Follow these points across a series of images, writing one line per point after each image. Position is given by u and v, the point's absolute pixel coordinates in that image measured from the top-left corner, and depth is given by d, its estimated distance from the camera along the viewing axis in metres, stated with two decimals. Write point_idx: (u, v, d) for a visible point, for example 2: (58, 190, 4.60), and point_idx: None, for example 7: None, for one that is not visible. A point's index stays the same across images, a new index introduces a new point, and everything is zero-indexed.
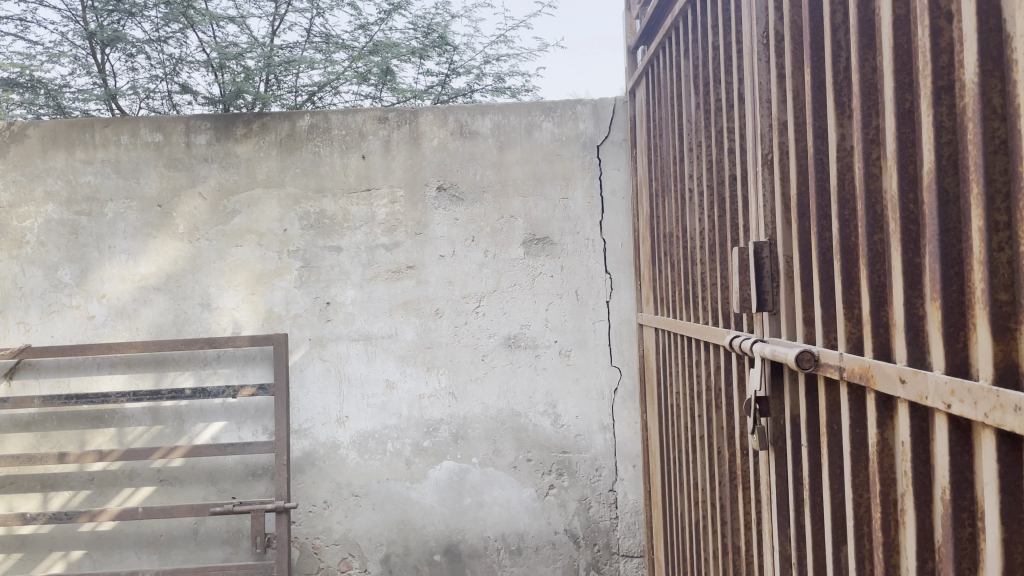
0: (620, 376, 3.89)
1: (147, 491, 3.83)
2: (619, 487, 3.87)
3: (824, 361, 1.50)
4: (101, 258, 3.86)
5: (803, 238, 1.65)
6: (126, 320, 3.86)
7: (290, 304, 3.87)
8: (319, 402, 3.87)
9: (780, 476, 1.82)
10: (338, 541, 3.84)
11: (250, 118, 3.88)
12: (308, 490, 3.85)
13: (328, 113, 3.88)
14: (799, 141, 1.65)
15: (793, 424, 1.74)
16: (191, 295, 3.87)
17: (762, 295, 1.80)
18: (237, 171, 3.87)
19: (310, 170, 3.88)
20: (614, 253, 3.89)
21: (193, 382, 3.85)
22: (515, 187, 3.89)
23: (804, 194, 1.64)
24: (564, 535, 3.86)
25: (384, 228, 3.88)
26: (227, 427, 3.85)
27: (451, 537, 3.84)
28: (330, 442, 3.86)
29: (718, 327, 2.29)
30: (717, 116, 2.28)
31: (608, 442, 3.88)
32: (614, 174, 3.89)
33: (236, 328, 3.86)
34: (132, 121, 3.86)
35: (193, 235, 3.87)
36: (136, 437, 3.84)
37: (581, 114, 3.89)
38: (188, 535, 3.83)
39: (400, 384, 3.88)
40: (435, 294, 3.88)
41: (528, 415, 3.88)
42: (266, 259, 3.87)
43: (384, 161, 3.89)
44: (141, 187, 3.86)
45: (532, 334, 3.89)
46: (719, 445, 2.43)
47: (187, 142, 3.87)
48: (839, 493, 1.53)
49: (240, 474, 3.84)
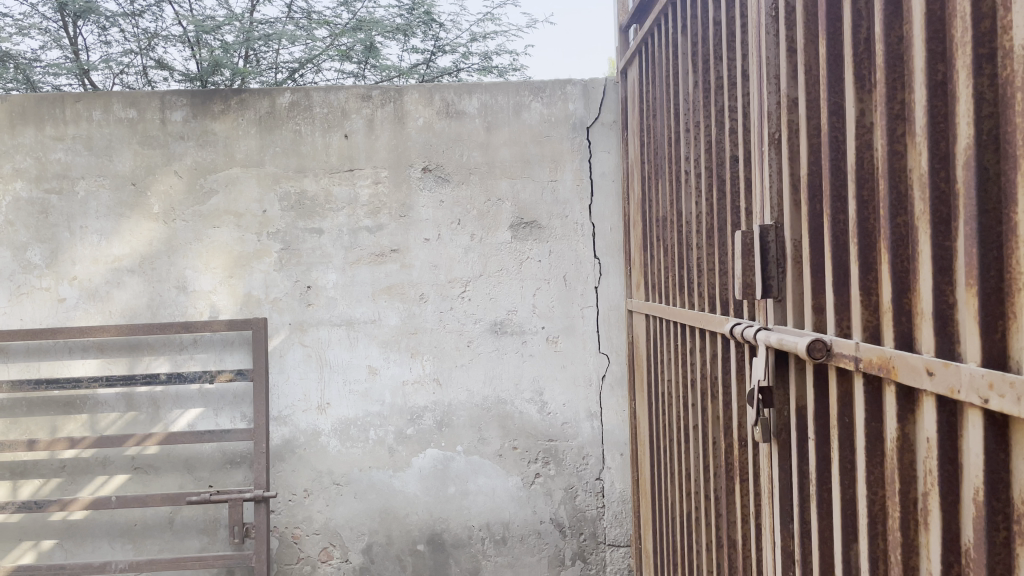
0: (608, 363, 3.82)
1: (121, 480, 3.71)
2: (606, 476, 3.81)
3: (838, 351, 1.42)
4: (73, 238, 3.72)
5: (814, 221, 1.57)
6: (98, 303, 3.72)
7: (270, 288, 3.75)
8: (300, 388, 3.77)
9: (783, 469, 1.75)
10: (318, 530, 3.75)
11: (228, 94, 3.74)
12: (288, 479, 3.75)
13: (310, 91, 3.76)
14: (811, 119, 1.57)
15: (799, 416, 1.66)
16: (166, 278, 3.74)
17: (768, 281, 1.72)
18: (214, 149, 3.74)
19: (291, 149, 3.75)
20: (603, 237, 3.81)
21: (168, 367, 3.73)
22: (503, 169, 3.78)
23: (815, 174, 1.57)
24: (550, 525, 3.80)
25: (367, 210, 3.77)
26: (204, 414, 3.74)
27: (435, 526, 3.76)
28: (311, 429, 3.76)
29: (715, 315, 2.22)
30: (718, 94, 2.19)
31: (596, 429, 3.81)
32: (604, 157, 3.80)
33: (213, 312, 3.74)
34: (104, 96, 3.71)
35: (169, 215, 3.74)
36: (109, 424, 3.72)
37: (571, 95, 3.79)
38: (163, 525, 3.72)
39: (383, 370, 3.78)
40: (420, 279, 3.78)
41: (514, 403, 3.79)
42: (245, 241, 3.75)
43: (367, 140, 3.77)
44: (114, 165, 3.72)
45: (518, 320, 3.80)
46: (715, 436, 2.36)
47: (163, 119, 3.73)
48: (850, 490, 1.46)
49: (218, 462, 3.73)
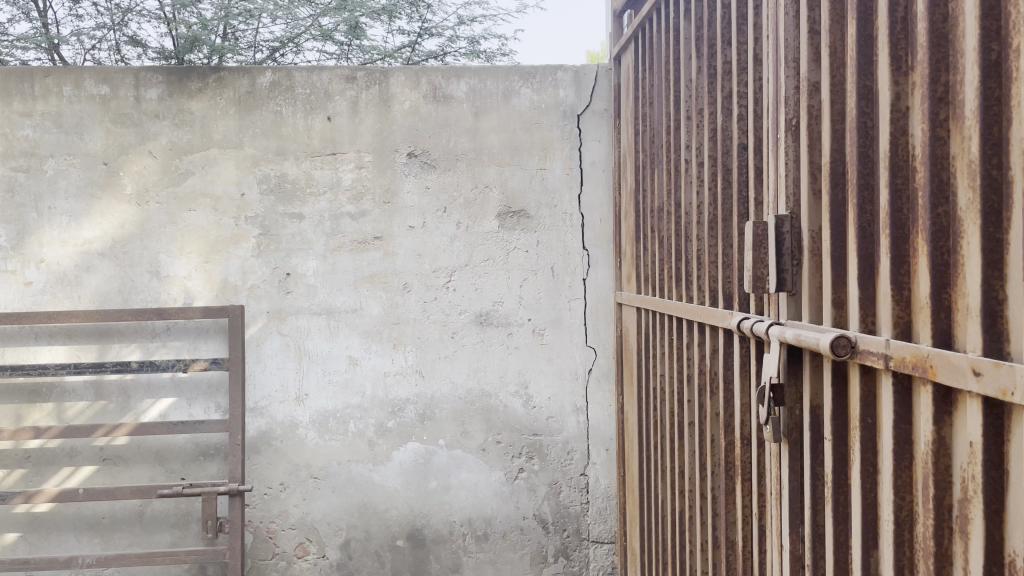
0: (595, 356, 3.74)
1: (89, 471, 3.57)
2: (591, 471, 3.74)
3: (863, 349, 1.35)
4: (40, 219, 3.56)
5: (836, 212, 1.50)
6: (67, 287, 3.57)
7: (247, 274, 3.62)
8: (277, 378, 3.64)
9: (793, 470, 1.68)
10: (295, 525, 3.64)
11: (206, 72, 3.60)
12: (264, 471, 3.63)
13: (292, 70, 3.62)
14: (835, 103, 1.50)
15: (813, 415, 1.59)
16: (139, 262, 3.59)
17: (781, 273, 1.65)
18: (191, 129, 3.60)
19: (271, 130, 3.62)
20: (593, 228, 3.73)
21: (140, 355, 3.59)
22: (490, 156, 3.68)
23: (838, 162, 1.50)
24: (533, 521, 3.72)
25: (350, 195, 3.65)
26: (176, 404, 3.60)
27: (415, 522, 3.67)
28: (288, 421, 3.65)
29: (718, 308, 2.15)
30: (725, 80, 2.12)
31: (581, 424, 3.74)
32: (595, 146, 3.71)
33: (187, 299, 3.61)
34: (75, 71, 3.54)
35: (142, 196, 3.59)
36: (77, 414, 3.57)
37: (561, 81, 3.70)
38: (133, 518, 3.59)
39: (364, 361, 3.67)
40: (403, 268, 3.67)
41: (498, 396, 3.71)
42: (222, 225, 3.61)
43: (351, 123, 3.65)
44: (85, 144, 3.56)
45: (504, 312, 3.71)
46: (713, 434, 2.29)
47: (137, 97, 3.58)
48: (872, 495, 1.39)
49: (191, 454, 3.60)
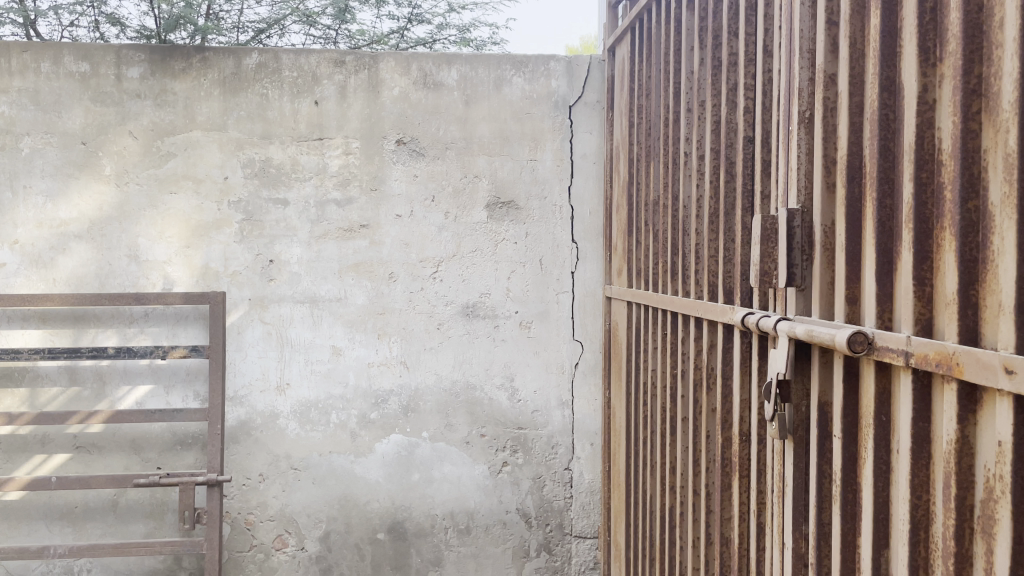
0: (581, 350, 3.71)
1: (61, 459, 3.47)
2: (575, 466, 3.71)
3: (881, 345, 1.32)
4: (15, 199, 3.45)
5: (851, 206, 1.48)
6: (41, 270, 3.46)
7: (229, 260, 3.54)
8: (258, 367, 3.57)
9: (797, 467, 1.66)
10: (273, 517, 3.57)
11: (190, 51, 3.50)
12: (242, 462, 3.56)
13: (279, 52, 3.54)
14: (854, 96, 1.48)
15: (821, 412, 1.57)
16: (117, 245, 3.50)
17: (791, 268, 1.63)
18: (174, 110, 3.50)
19: (256, 113, 3.54)
20: (582, 221, 3.70)
21: (117, 341, 3.49)
22: (480, 145, 3.63)
23: (856, 156, 1.47)
24: (516, 514, 3.68)
25: (336, 182, 3.58)
26: (154, 391, 3.52)
27: (396, 514, 3.62)
28: (269, 410, 3.58)
29: (717, 303, 2.14)
30: (731, 71, 2.09)
31: (566, 418, 3.71)
32: (586, 138, 3.68)
33: (167, 284, 3.52)
34: (54, 46, 3.43)
35: (122, 178, 3.49)
36: (50, 400, 3.46)
37: (554, 71, 3.66)
38: (106, 508, 3.49)
39: (348, 351, 3.61)
40: (389, 257, 3.61)
41: (483, 389, 3.66)
42: (204, 209, 3.53)
43: (339, 108, 3.58)
44: (63, 122, 3.45)
45: (491, 303, 3.67)
46: (709, 430, 2.27)
47: (118, 75, 3.47)
48: (884, 493, 1.37)
49: (168, 443, 3.52)
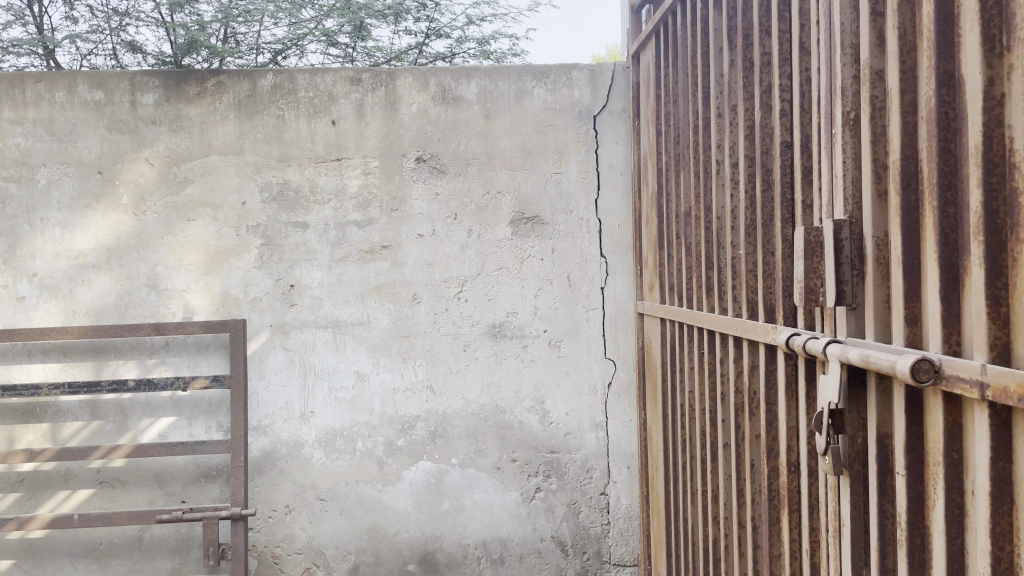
0: (614, 369, 3.56)
1: (85, 495, 3.40)
2: (612, 491, 3.55)
3: (950, 374, 1.16)
4: (33, 231, 3.40)
5: (908, 215, 1.33)
6: (61, 302, 3.41)
7: (249, 287, 3.46)
8: (281, 396, 3.48)
9: (855, 506, 1.50)
10: (301, 550, 3.47)
11: (205, 75, 3.44)
12: (268, 493, 3.46)
13: (294, 72, 3.46)
14: (906, 92, 1.33)
15: (880, 445, 1.42)
16: (136, 275, 3.43)
17: (841, 285, 1.48)
18: (189, 135, 3.44)
19: (273, 136, 3.46)
20: (611, 234, 3.55)
21: (138, 372, 3.42)
22: (503, 160, 3.52)
23: (911, 160, 1.33)
24: (551, 543, 3.53)
25: (356, 203, 3.48)
26: (176, 423, 3.44)
27: (427, 545, 3.49)
28: (294, 440, 3.48)
29: (758, 322, 1.99)
30: (764, 72, 1.95)
31: (601, 441, 3.55)
32: (612, 148, 3.54)
33: (187, 313, 3.44)
34: (68, 75, 3.39)
35: (139, 206, 3.43)
36: (72, 435, 3.40)
37: (576, 80, 3.53)
38: (132, 544, 3.42)
39: (372, 377, 3.50)
40: (412, 278, 3.50)
41: (513, 412, 3.53)
42: (222, 235, 3.45)
43: (356, 127, 3.48)
44: (79, 152, 3.40)
45: (519, 323, 3.54)
46: (753, 459, 2.11)
47: (133, 102, 3.42)
48: (958, 540, 1.22)
49: (191, 476, 3.43)
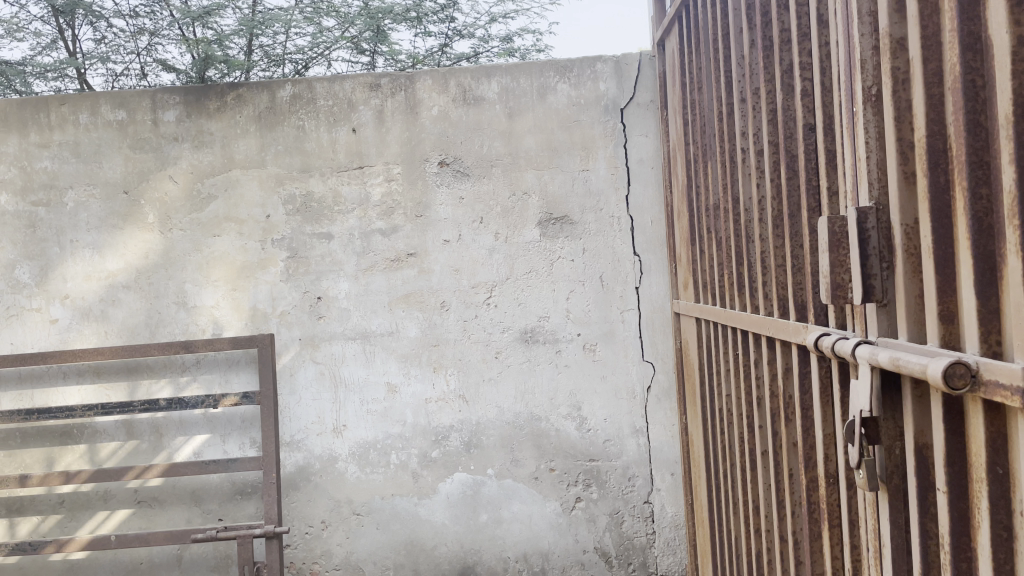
0: (653, 372, 3.41)
1: (124, 515, 3.42)
2: (656, 499, 3.41)
3: (989, 379, 1.01)
4: (63, 253, 3.46)
5: (937, 198, 1.17)
6: (93, 322, 3.46)
7: (276, 300, 3.44)
8: (313, 410, 3.44)
9: (894, 525, 1.35)
10: (339, 566, 3.42)
11: (224, 89, 3.44)
12: (303, 509, 3.42)
13: (312, 81, 3.44)
14: (929, 61, 1.18)
15: (919, 458, 1.26)
16: (165, 293, 3.45)
17: (868, 279, 1.33)
18: (211, 150, 3.45)
19: (294, 147, 3.44)
20: (643, 231, 3.41)
21: (170, 391, 3.43)
22: (528, 160, 3.42)
23: (938, 137, 1.17)
24: (594, 554, 3.41)
25: (380, 211, 3.43)
26: (210, 440, 3.43)
27: (466, 558, 3.40)
28: (327, 454, 3.44)
29: (789, 321, 1.83)
30: (784, 50, 1.79)
31: (642, 448, 3.41)
32: (641, 141, 3.40)
33: (216, 329, 3.45)
34: (91, 97, 3.44)
35: (165, 224, 3.45)
36: (110, 455, 3.42)
37: (601, 73, 3.40)
38: (171, 562, 3.42)
39: (403, 388, 3.44)
40: (439, 285, 3.43)
41: (549, 419, 3.41)
42: (248, 250, 3.45)
43: (377, 134, 3.44)
44: (104, 173, 3.45)
45: (551, 327, 3.42)
46: (791, 468, 1.96)
47: (154, 120, 3.45)
48: (1007, 568, 1.07)
49: (227, 493, 3.41)
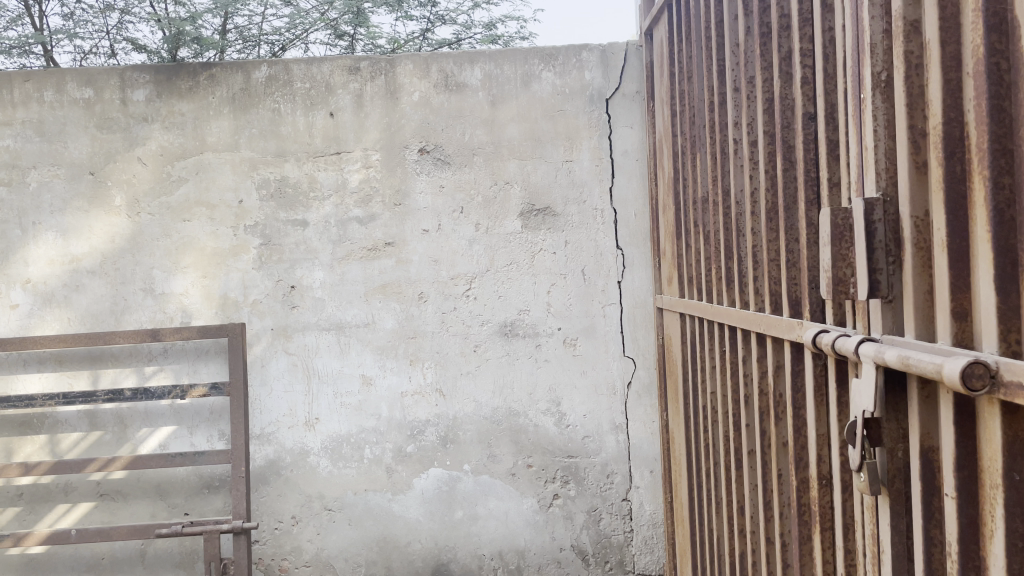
0: (634, 368, 3.35)
1: (85, 508, 3.30)
2: (634, 496, 3.35)
3: (1010, 380, 0.95)
4: (25, 236, 3.33)
5: (953, 188, 1.12)
6: (55, 308, 3.33)
7: (248, 289, 3.34)
8: (284, 402, 3.34)
9: (895, 530, 1.30)
10: (309, 562, 3.33)
11: (197, 68, 3.33)
12: (273, 504, 3.33)
13: (289, 63, 3.33)
14: (947, 44, 1.12)
15: (925, 461, 1.21)
16: (132, 279, 3.33)
17: (874, 274, 1.27)
18: (182, 132, 3.33)
19: (269, 130, 3.33)
20: (626, 225, 3.35)
21: (136, 380, 3.31)
22: (510, 149, 3.34)
23: (956, 125, 1.11)
24: (571, 552, 3.35)
25: (357, 198, 3.34)
26: (177, 432, 3.31)
27: (440, 556, 3.33)
28: (299, 447, 3.34)
29: (782, 317, 1.78)
30: (783, 36, 1.73)
31: (621, 444, 3.35)
32: (627, 133, 3.33)
33: (185, 317, 3.34)
34: (57, 73, 3.30)
35: (133, 208, 3.33)
36: (71, 446, 3.30)
37: (587, 62, 3.33)
38: (135, 558, 3.31)
39: (379, 381, 3.35)
40: (418, 276, 3.34)
41: (527, 415, 3.35)
42: (219, 236, 3.34)
43: (356, 118, 3.34)
44: (70, 153, 3.32)
45: (531, 321, 3.35)
46: (780, 469, 1.91)
47: (123, 99, 3.32)
48: None
49: (194, 487, 3.30)
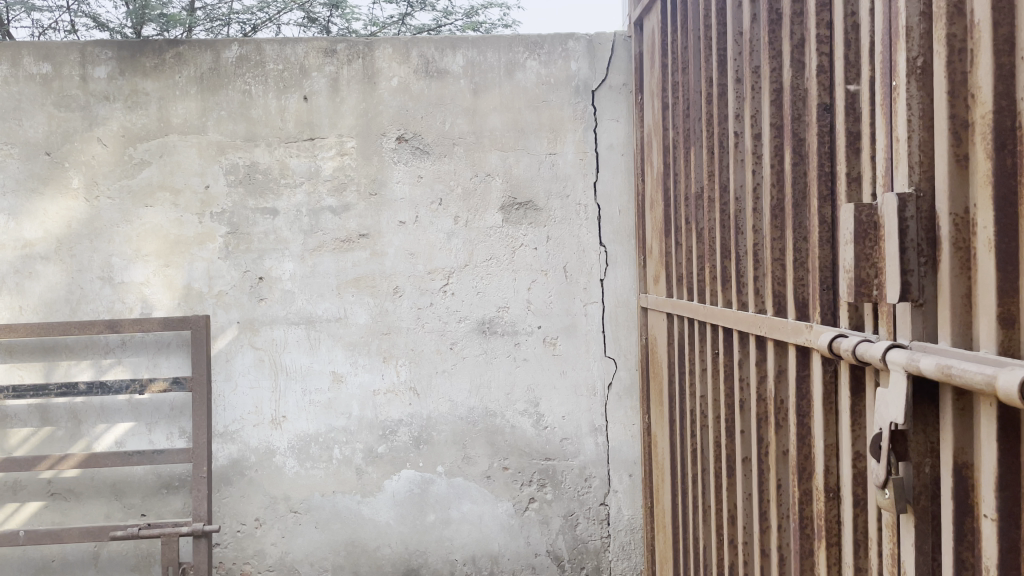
0: (615, 368, 3.26)
1: (34, 508, 3.11)
2: (612, 501, 3.26)
3: None
4: None
5: (1002, 184, 1.02)
6: (6, 296, 3.14)
7: (213, 279, 3.18)
8: (250, 399, 3.19)
9: (919, 552, 1.21)
10: (272, 567, 3.18)
11: (163, 46, 3.15)
12: (236, 505, 3.17)
13: (262, 43, 3.17)
14: (1000, 25, 1.02)
15: (958, 478, 1.12)
16: (89, 266, 3.15)
17: (905, 275, 1.17)
18: (146, 112, 3.16)
19: (239, 112, 3.17)
20: (610, 221, 3.25)
21: (91, 374, 3.13)
22: (492, 139, 3.22)
23: (1007, 114, 1.02)
24: (546, 558, 3.24)
25: (331, 187, 3.19)
26: (135, 429, 3.14)
27: (411, 561, 3.20)
28: (264, 446, 3.19)
29: (788, 320, 1.68)
30: (795, 23, 1.64)
31: (600, 448, 3.26)
32: (612, 126, 3.24)
33: (145, 308, 3.17)
34: (13, 46, 3.11)
35: (92, 191, 3.15)
36: (20, 443, 3.11)
37: (573, 51, 3.22)
38: (87, 560, 3.13)
39: (350, 378, 3.21)
40: (393, 270, 3.21)
41: (504, 415, 3.23)
42: (184, 223, 3.17)
43: (331, 103, 3.19)
44: (24, 131, 3.13)
45: (510, 318, 3.24)
46: (778, 479, 1.81)
47: (83, 76, 3.14)
48: None
49: (152, 487, 3.14)
